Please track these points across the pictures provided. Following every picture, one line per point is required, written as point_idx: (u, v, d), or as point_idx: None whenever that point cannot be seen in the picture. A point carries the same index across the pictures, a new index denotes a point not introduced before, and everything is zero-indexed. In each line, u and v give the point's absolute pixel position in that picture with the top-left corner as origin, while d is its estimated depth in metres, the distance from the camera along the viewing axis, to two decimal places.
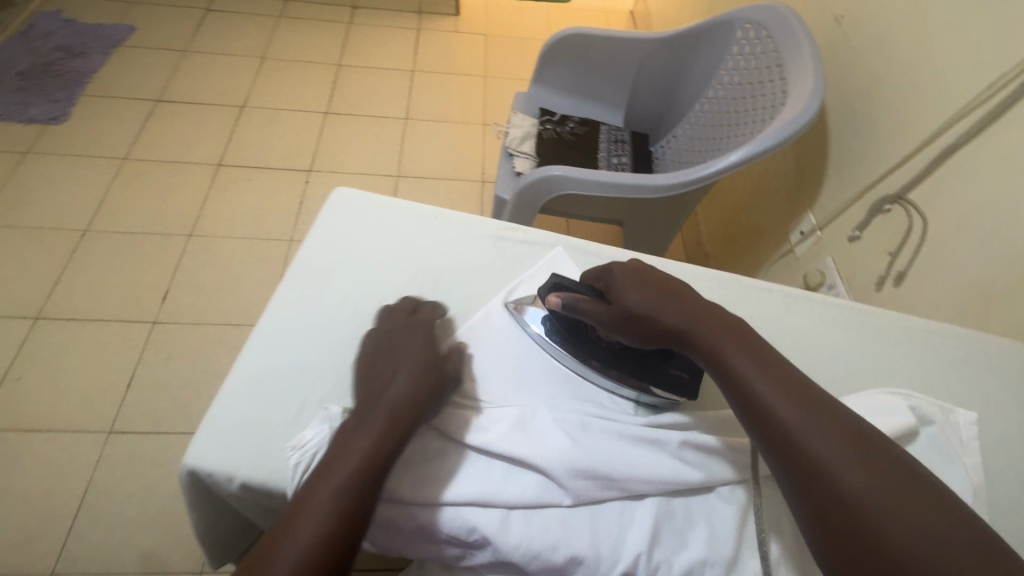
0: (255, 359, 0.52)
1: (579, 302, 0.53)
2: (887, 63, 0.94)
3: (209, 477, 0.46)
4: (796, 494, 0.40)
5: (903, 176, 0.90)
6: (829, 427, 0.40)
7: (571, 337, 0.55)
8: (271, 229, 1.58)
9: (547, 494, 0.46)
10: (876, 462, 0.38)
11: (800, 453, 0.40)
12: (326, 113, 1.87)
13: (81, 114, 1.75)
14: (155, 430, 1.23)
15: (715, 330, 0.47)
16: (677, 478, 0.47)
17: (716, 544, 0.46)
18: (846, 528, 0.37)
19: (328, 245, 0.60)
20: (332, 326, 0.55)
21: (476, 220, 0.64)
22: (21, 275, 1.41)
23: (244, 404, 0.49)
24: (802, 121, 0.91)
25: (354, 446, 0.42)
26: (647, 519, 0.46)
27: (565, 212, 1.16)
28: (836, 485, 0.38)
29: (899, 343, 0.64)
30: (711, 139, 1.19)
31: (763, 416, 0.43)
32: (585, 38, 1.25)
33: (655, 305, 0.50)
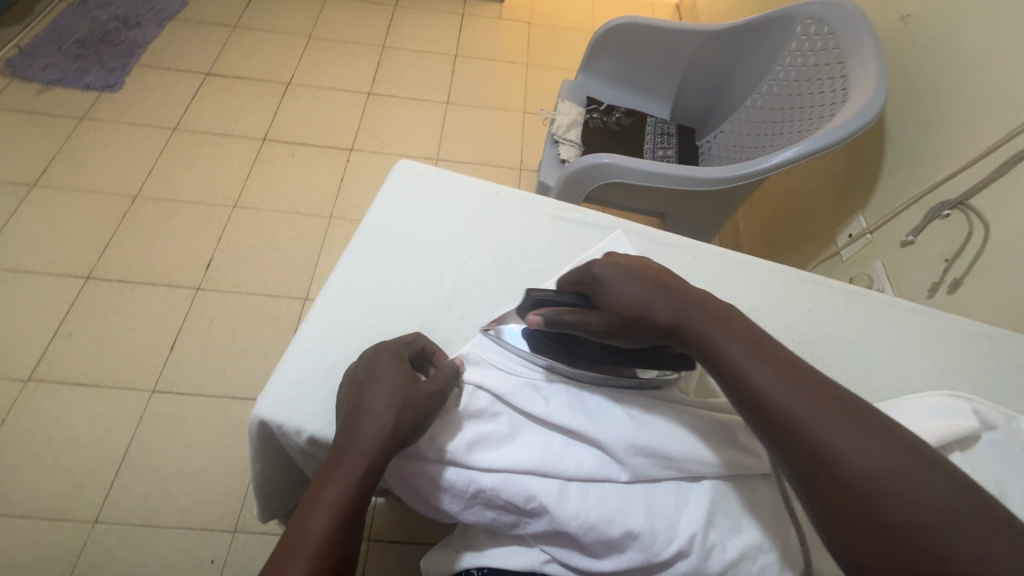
0: (323, 320, 0.53)
1: (563, 316, 0.49)
2: (955, 63, 0.91)
3: (278, 429, 0.47)
4: (802, 488, 0.37)
5: (965, 180, 0.87)
6: (824, 407, 0.37)
7: (558, 341, 0.52)
8: (312, 204, 1.61)
9: (604, 469, 0.47)
10: (887, 441, 0.35)
11: (795, 437, 0.37)
12: (369, 93, 1.89)
13: (135, 83, 1.80)
14: (194, 392, 1.27)
15: (701, 313, 0.44)
16: (735, 462, 0.47)
17: (770, 530, 0.46)
18: (852, 515, 0.34)
19: (392, 216, 0.61)
20: (396, 293, 0.56)
21: (536, 199, 0.65)
22: (75, 236, 1.47)
23: (312, 361, 0.50)
24: (864, 119, 0.89)
25: (353, 456, 0.40)
26: (703, 500, 0.46)
27: (608, 202, 1.16)
28: (838, 471, 0.35)
29: (961, 347, 0.62)
30: (761, 135, 1.17)
31: (760, 404, 0.39)
32: (637, 28, 1.23)
33: (645, 303, 0.46)
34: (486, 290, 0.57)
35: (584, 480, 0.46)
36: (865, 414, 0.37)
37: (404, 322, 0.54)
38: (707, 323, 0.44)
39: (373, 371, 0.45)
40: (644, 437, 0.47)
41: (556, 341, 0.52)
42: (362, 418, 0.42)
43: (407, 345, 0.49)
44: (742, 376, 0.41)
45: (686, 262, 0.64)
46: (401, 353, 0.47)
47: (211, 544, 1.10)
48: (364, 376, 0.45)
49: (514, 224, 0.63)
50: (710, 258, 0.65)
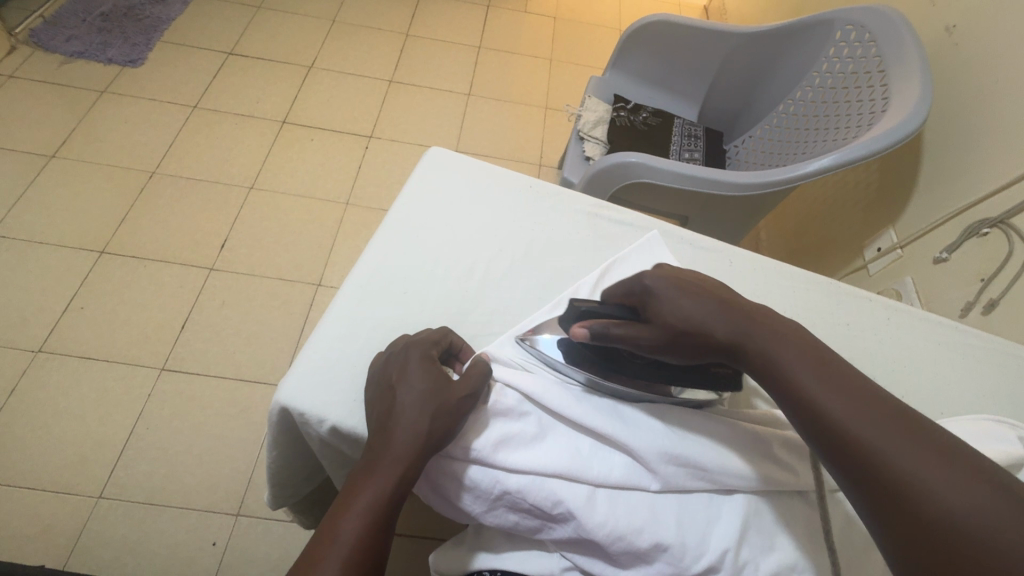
0: (348, 307, 0.52)
1: (611, 329, 0.46)
2: (1002, 77, 0.88)
3: (299, 416, 0.46)
4: (878, 525, 0.33)
5: (1006, 198, 0.84)
6: (906, 438, 0.34)
7: (601, 357, 0.49)
8: (329, 190, 1.60)
9: (634, 476, 0.45)
10: (973, 474, 0.31)
11: (871, 470, 0.34)
12: (390, 81, 1.87)
13: (157, 59, 1.79)
14: (203, 372, 1.26)
15: (769, 334, 0.41)
16: (770, 477, 0.45)
17: (804, 551, 0.44)
18: (938, 560, 0.30)
19: (422, 204, 0.59)
20: (423, 284, 0.54)
21: (570, 194, 0.63)
22: (91, 209, 1.46)
23: (337, 349, 0.49)
24: (905, 131, 0.87)
25: (387, 456, 0.39)
26: (736, 515, 0.44)
27: (632, 203, 1.13)
28: (921, 509, 0.31)
29: (1005, 371, 0.60)
30: (792, 142, 1.15)
31: (829, 430, 0.36)
32: (671, 26, 1.20)
33: (706, 317, 0.43)
34: (517, 285, 0.56)
35: (611, 488, 0.45)
36: (952, 448, 0.33)
37: (432, 313, 0.52)
38: (772, 342, 0.41)
39: (404, 371, 0.43)
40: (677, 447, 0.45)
41: (595, 354, 0.49)
42: (395, 421, 0.41)
43: (438, 340, 0.47)
44: (811, 399, 0.38)
45: (722, 268, 0.62)
46: (432, 352, 0.45)
47: (213, 526, 1.10)
48: (395, 378, 0.43)
49: (547, 220, 0.61)
50: (747, 264, 0.63)
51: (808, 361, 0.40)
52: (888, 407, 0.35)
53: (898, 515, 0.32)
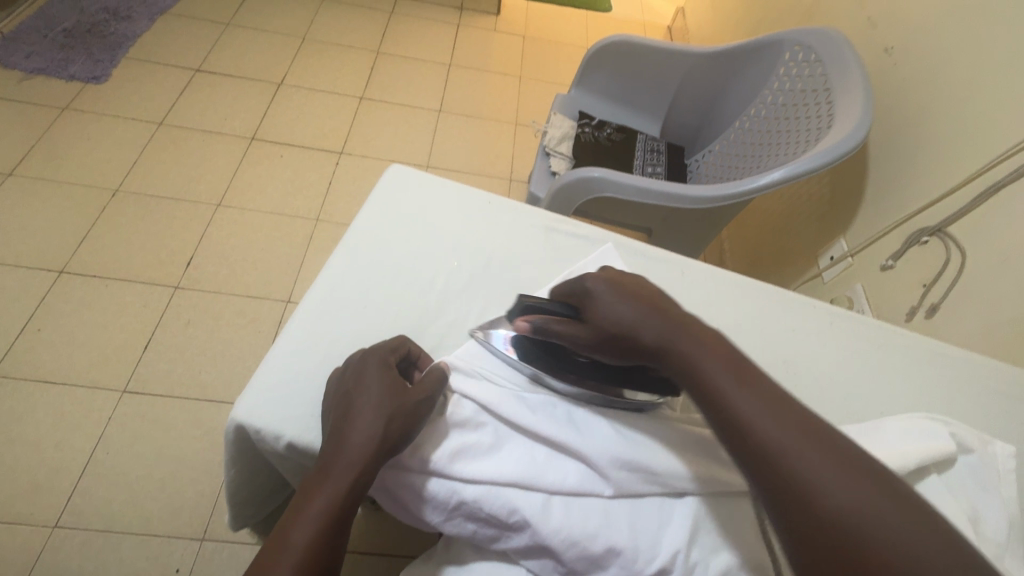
0: (305, 323, 0.52)
1: (550, 325, 0.50)
2: (935, 96, 0.94)
3: (255, 434, 0.46)
4: (781, 523, 0.36)
5: (944, 209, 0.89)
6: (807, 443, 0.37)
7: (547, 354, 0.52)
8: (299, 206, 1.59)
9: (588, 483, 0.46)
10: (861, 476, 0.35)
11: (780, 472, 0.36)
12: (361, 98, 1.89)
13: (122, 76, 1.77)
14: (167, 393, 1.23)
15: (686, 338, 0.44)
16: (719, 479, 0.47)
17: (752, 548, 0.46)
18: (833, 557, 0.33)
19: (381, 219, 0.60)
20: (382, 298, 0.55)
21: (527, 209, 0.65)
22: (50, 228, 1.42)
23: (297, 364, 0.49)
24: (848, 146, 0.92)
25: (335, 468, 0.39)
26: (687, 517, 0.46)
27: (597, 216, 1.16)
28: (820, 510, 0.34)
29: (939, 370, 0.63)
30: (748, 156, 1.20)
31: (740, 434, 0.39)
32: (632, 47, 1.25)
33: (632, 321, 0.46)
34: (476, 299, 0.57)
35: (567, 495, 0.46)
36: (841, 452, 0.36)
37: (392, 329, 0.53)
38: (688, 347, 0.44)
39: (358, 378, 0.44)
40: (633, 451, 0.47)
41: (543, 352, 0.52)
42: (349, 425, 0.41)
43: (393, 347, 0.48)
44: (725, 402, 0.40)
45: (674, 278, 0.65)
46: (389, 358, 0.46)
47: (176, 552, 1.06)
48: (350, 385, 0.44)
49: (506, 234, 0.62)
50: (698, 274, 0.65)
51: (722, 364, 0.42)
52: (794, 415, 0.38)
53: (798, 516, 0.35)
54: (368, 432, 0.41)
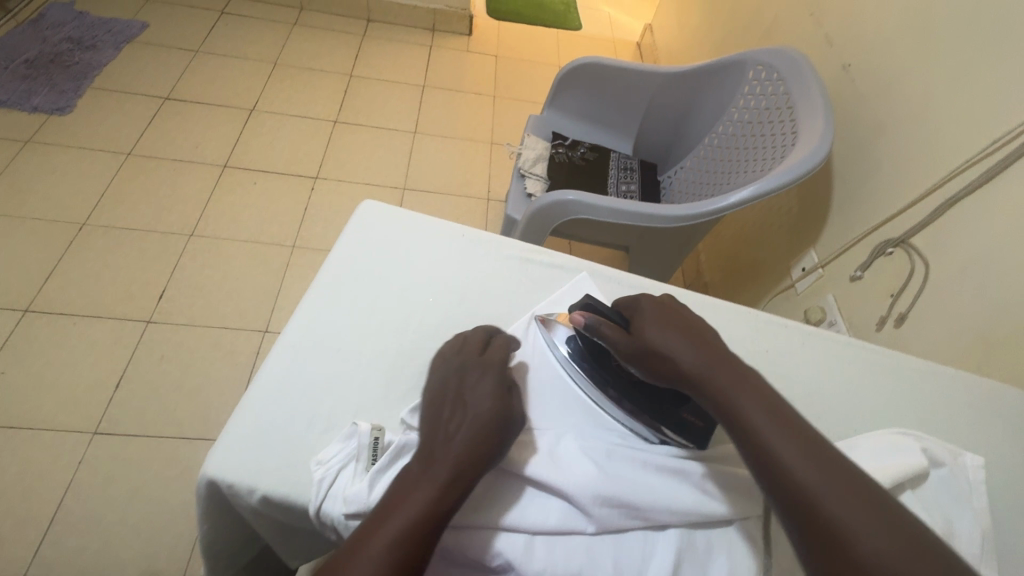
0: (278, 370, 0.51)
1: (602, 327, 0.54)
2: (892, 111, 0.98)
3: (228, 488, 0.45)
4: (816, 563, 0.38)
5: (907, 220, 0.92)
6: (843, 487, 0.39)
7: (591, 362, 0.56)
8: (274, 233, 1.57)
9: (571, 521, 0.46)
10: (891, 523, 0.37)
11: (815, 513, 0.38)
12: (335, 122, 1.88)
13: (88, 106, 1.73)
14: (141, 433, 1.20)
15: (723, 375, 0.47)
16: (700, 509, 0.47)
17: None
18: None
19: (354, 259, 0.60)
20: (357, 339, 0.54)
21: (502, 240, 0.65)
22: (14, 265, 1.38)
23: (270, 414, 0.48)
24: (812, 163, 0.94)
25: (417, 493, 0.40)
26: (670, 551, 0.46)
27: (575, 235, 1.17)
28: (854, 552, 0.36)
29: (908, 384, 0.65)
30: (718, 172, 1.22)
31: (777, 471, 0.41)
32: (601, 68, 1.27)
33: (675, 348, 0.49)
34: (452, 335, 0.57)
35: (549, 532, 0.46)
36: (873, 498, 0.39)
37: (367, 370, 0.52)
38: (723, 384, 0.46)
39: (469, 385, 0.48)
40: (611, 488, 0.46)
41: (589, 353, 0.56)
42: (464, 428, 0.44)
43: (495, 365, 0.51)
44: (760, 439, 0.43)
45: None
46: (503, 369, 0.51)
47: None
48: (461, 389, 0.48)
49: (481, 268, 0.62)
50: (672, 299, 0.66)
51: (758, 405, 0.45)
52: (828, 458, 0.41)
53: (828, 554, 0.37)
54: (452, 460, 0.42)
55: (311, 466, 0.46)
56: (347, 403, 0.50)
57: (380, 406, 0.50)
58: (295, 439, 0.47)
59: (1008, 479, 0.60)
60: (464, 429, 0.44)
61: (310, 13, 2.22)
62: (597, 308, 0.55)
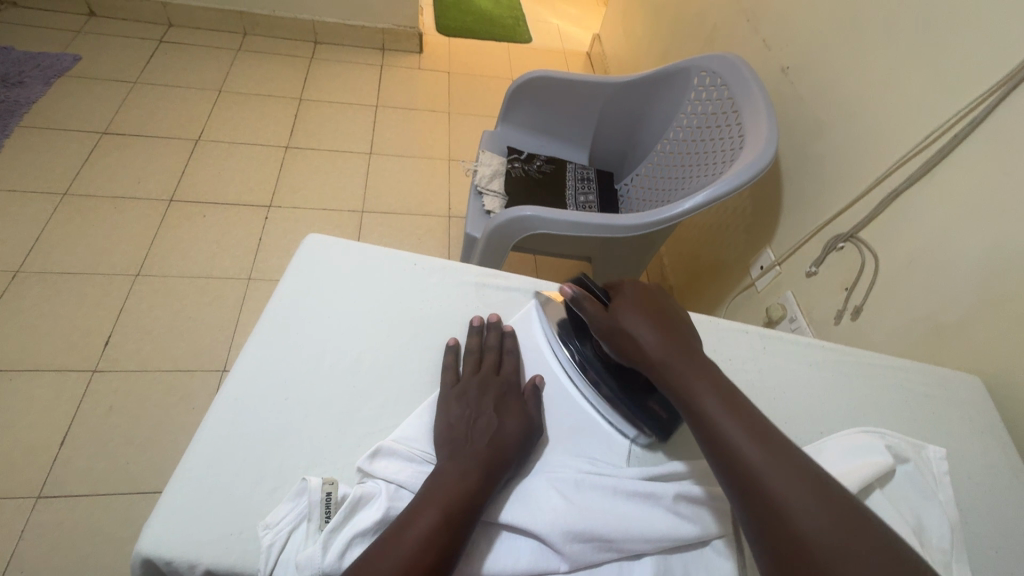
0: (219, 427, 0.47)
1: (583, 301, 0.56)
2: (831, 110, 1.01)
3: (167, 565, 0.41)
4: (758, 538, 0.41)
5: (854, 215, 0.95)
6: (787, 470, 0.42)
7: (573, 337, 0.58)
8: (228, 266, 1.51)
9: (543, 560, 0.44)
10: (831, 505, 0.40)
11: (759, 492, 0.41)
12: (286, 147, 1.83)
13: (16, 146, 1.64)
14: (90, 492, 1.12)
15: (685, 364, 0.50)
16: (674, 533, 0.46)
17: None
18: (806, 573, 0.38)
19: (298, 300, 0.57)
20: (306, 386, 0.51)
21: (456, 266, 0.63)
22: None
23: (212, 479, 0.45)
24: (759, 165, 0.96)
25: (455, 479, 0.44)
26: None
27: (537, 250, 1.17)
28: (792, 526, 0.39)
29: (867, 380, 0.66)
30: (672, 178, 1.24)
31: (728, 454, 0.44)
32: (550, 81, 1.28)
33: (643, 332, 0.52)
34: (408, 372, 0.54)
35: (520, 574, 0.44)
36: (815, 481, 0.41)
37: (317, 419, 0.49)
38: (684, 368, 0.49)
39: (488, 391, 0.52)
40: (581, 520, 0.44)
41: (572, 329, 0.58)
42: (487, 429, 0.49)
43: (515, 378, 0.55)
44: (714, 425, 0.45)
45: None
46: (515, 381, 0.55)
47: None
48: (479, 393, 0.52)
49: (435, 298, 0.60)
50: None
51: (716, 390, 0.48)
52: (775, 443, 0.44)
53: (770, 530, 0.40)
54: (483, 455, 0.46)
55: (259, 531, 0.42)
56: (297, 458, 0.47)
57: (333, 457, 0.47)
58: (242, 503, 0.44)
59: (966, 466, 0.61)
60: (488, 428, 0.48)
61: (255, 38, 2.16)
62: (584, 283, 0.57)
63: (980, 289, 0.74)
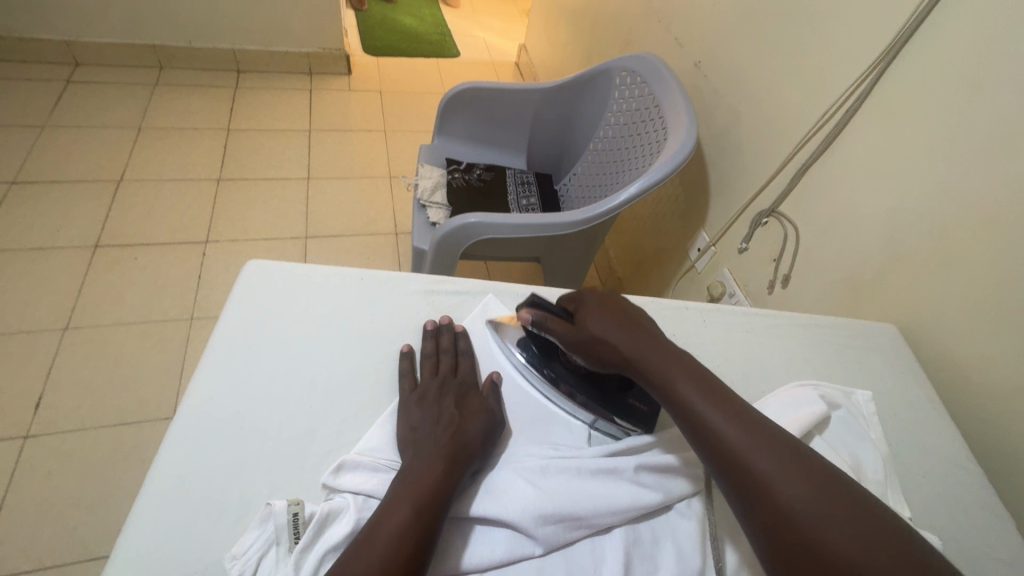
0: (172, 466, 0.46)
1: (546, 321, 0.57)
2: (742, 98, 1.09)
3: None
4: (748, 514, 0.44)
5: (773, 192, 1.02)
6: (768, 448, 0.45)
7: (539, 355, 0.59)
8: (167, 308, 1.44)
9: (518, 547, 0.45)
10: (810, 474, 0.43)
11: (746, 472, 0.44)
12: (218, 180, 1.77)
13: None
14: (35, 566, 1.03)
15: (663, 360, 0.52)
16: (639, 502, 0.48)
17: (684, 560, 0.47)
18: (794, 541, 0.41)
19: (241, 329, 0.56)
20: (261, 412, 0.51)
21: (404, 276, 0.64)
22: None
23: (169, 523, 0.43)
24: (684, 153, 1.02)
25: (420, 476, 0.44)
26: (619, 550, 0.46)
27: (486, 255, 1.18)
28: (777, 500, 0.42)
29: (798, 340, 0.72)
30: (607, 174, 1.29)
31: (712, 441, 0.47)
32: (481, 91, 1.31)
33: (614, 335, 0.54)
34: (366, 385, 0.54)
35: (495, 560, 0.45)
36: (795, 454, 0.45)
37: (277, 443, 0.49)
38: (661, 363, 0.52)
39: (448, 389, 0.53)
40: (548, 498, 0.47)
41: (537, 348, 0.59)
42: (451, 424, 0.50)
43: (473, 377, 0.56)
44: (697, 415, 0.48)
45: None
46: (473, 379, 0.56)
47: None
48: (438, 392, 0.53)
49: (384, 310, 0.61)
50: None
51: (695, 382, 0.50)
52: (755, 424, 0.47)
53: (758, 506, 0.43)
54: (446, 450, 0.47)
55: (226, 562, 0.42)
56: (260, 485, 0.46)
57: (297, 477, 0.47)
58: (205, 538, 0.43)
59: (891, 405, 0.68)
60: (450, 423, 0.50)
61: (172, 71, 2.08)
62: (541, 304, 0.58)
63: (886, 246, 0.82)
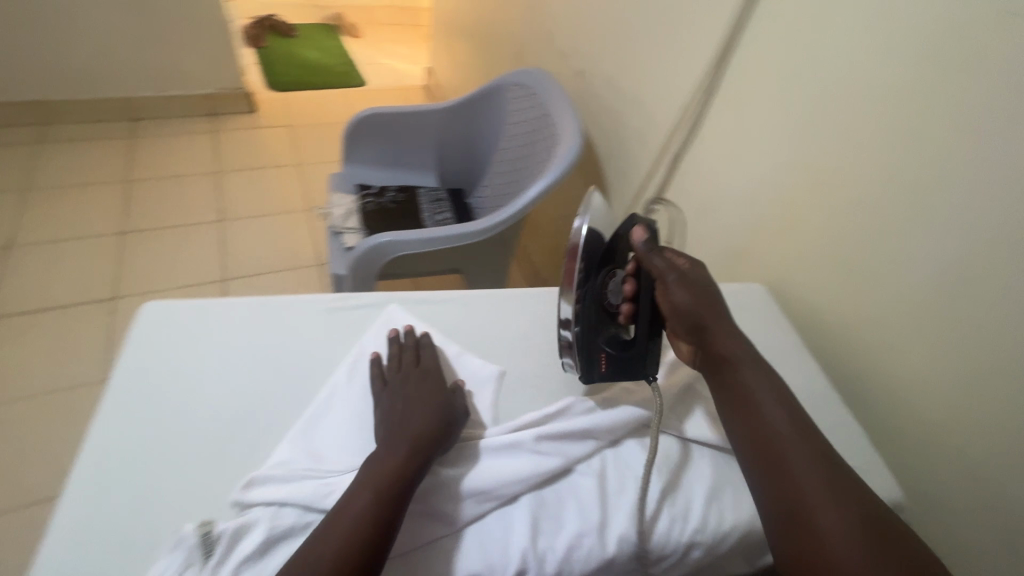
0: (80, 505, 0.49)
1: (655, 253, 0.63)
2: (620, 99, 1.18)
3: None
4: (760, 483, 0.54)
5: (657, 181, 1.11)
6: (803, 444, 0.54)
7: (590, 262, 0.61)
8: (75, 372, 1.36)
9: (433, 527, 0.51)
10: (827, 472, 0.52)
11: (775, 451, 0.54)
12: (122, 233, 1.70)
13: None
14: None
15: (735, 355, 0.61)
16: (539, 470, 0.54)
17: (585, 515, 0.53)
18: (788, 514, 0.51)
19: (140, 380, 0.58)
20: (171, 442, 0.54)
21: (310, 297, 0.69)
22: None
23: (80, 556, 0.47)
24: (571, 154, 1.10)
25: (389, 457, 0.51)
26: (524, 514, 0.53)
27: (404, 273, 1.21)
28: (792, 478, 0.52)
29: None
30: (513, 181, 1.35)
31: (759, 430, 0.56)
32: (382, 117, 1.35)
33: (696, 304, 0.62)
34: (276, 401, 0.59)
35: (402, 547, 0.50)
36: (824, 455, 0.53)
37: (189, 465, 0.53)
38: (741, 354, 0.61)
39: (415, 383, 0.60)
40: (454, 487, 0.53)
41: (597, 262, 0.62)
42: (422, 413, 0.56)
43: (433, 367, 0.63)
44: (752, 400, 0.58)
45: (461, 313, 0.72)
46: (437, 368, 0.63)
47: None
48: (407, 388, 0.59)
49: (284, 339, 0.64)
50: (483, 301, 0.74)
51: (768, 385, 0.59)
52: (802, 425, 0.55)
53: (771, 479, 0.53)
54: (414, 433, 0.54)
55: None
56: (171, 508, 0.50)
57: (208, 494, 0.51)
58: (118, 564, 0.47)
59: None
60: (420, 414, 0.56)
61: (60, 127, 1.98)
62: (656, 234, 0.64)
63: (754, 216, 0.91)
